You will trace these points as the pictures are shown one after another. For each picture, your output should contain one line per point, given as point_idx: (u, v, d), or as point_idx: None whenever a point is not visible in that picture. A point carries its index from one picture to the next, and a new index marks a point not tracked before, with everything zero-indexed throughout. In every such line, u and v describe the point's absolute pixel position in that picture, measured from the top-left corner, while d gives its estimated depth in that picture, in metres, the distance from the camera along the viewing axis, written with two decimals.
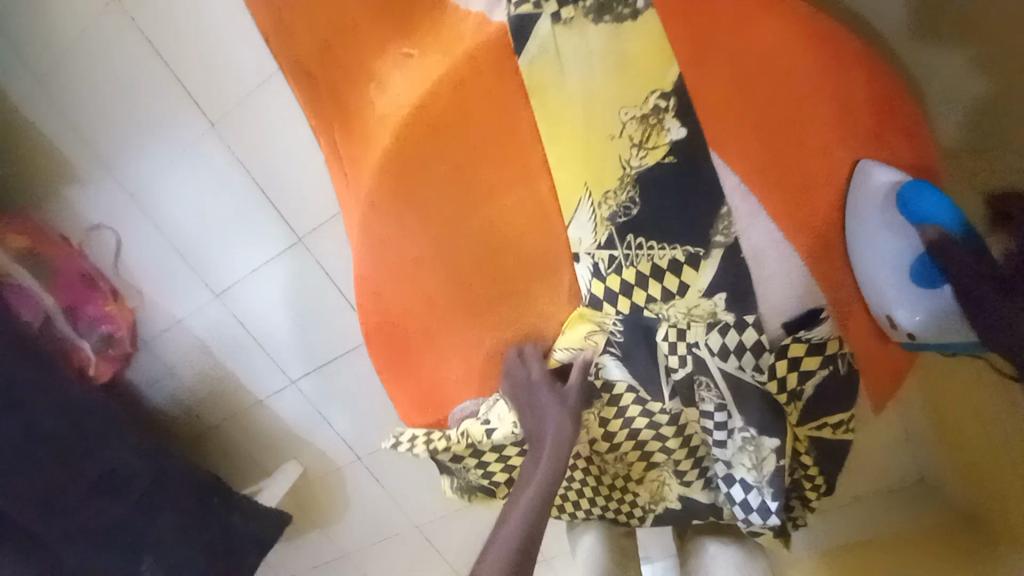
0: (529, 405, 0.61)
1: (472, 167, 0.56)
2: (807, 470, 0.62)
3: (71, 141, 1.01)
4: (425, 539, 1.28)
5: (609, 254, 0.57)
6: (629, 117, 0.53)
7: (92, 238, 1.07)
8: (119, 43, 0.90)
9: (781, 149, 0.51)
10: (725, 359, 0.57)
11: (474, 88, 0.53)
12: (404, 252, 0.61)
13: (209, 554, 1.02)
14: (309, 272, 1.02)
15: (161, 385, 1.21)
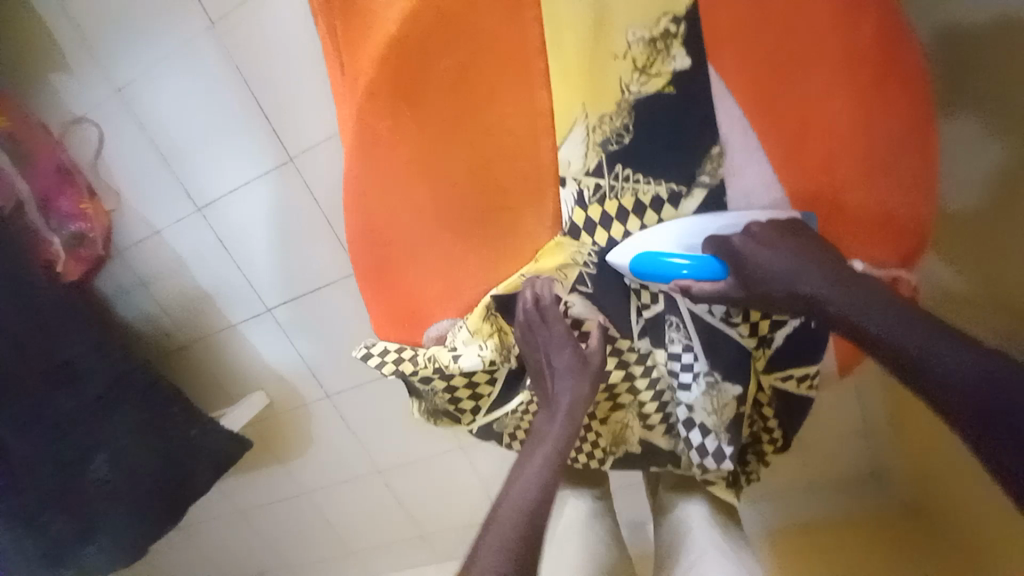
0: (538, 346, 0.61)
1: (470, 73, 0.56)
2: (766, 423, 0.64)
3: (57, 28, 0.96)
4: (387, 484, 1.28)
5: (594, 182, 0.55)
6: (636, 38, 0.52)
7: (73, 132, 1.03)
8: None
9: (790, 81, 0.51)
10: (694, 301, 0.59)
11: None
12: (394, 154, 0.60)
13: (166, 462, 1.01)
14: (297, 194, 0.99)
15: (130, 298, 1.18)
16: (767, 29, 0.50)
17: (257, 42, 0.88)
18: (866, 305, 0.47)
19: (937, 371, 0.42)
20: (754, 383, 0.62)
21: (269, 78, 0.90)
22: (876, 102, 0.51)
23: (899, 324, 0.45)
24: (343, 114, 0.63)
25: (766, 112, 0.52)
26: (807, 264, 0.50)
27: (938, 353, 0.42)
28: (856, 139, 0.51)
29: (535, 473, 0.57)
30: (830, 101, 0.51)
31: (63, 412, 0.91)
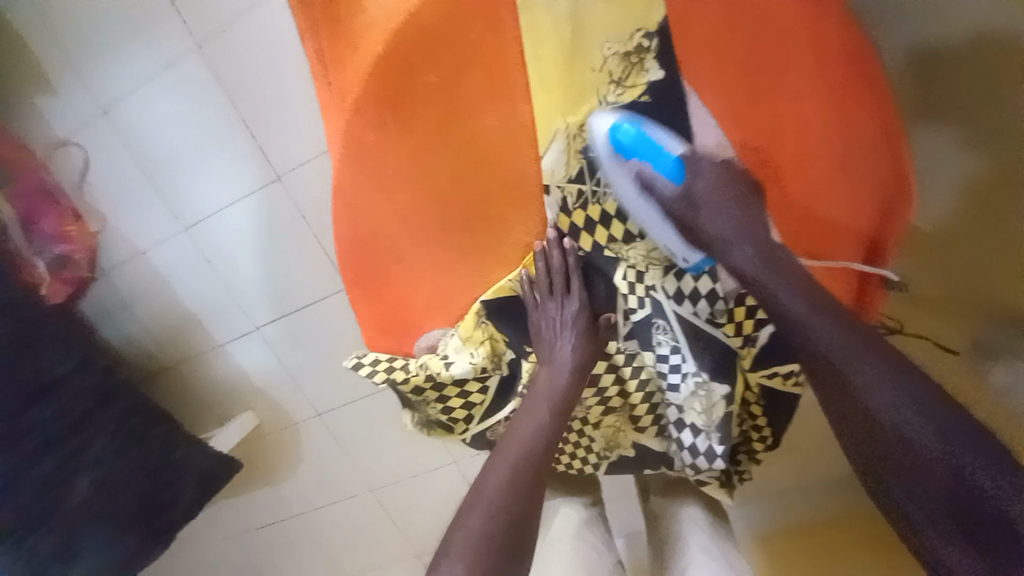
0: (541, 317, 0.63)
1: (456, 84, 0.57)
2: (755, 420, 0.65)
3: (42, 53, 0.97)
4: (379, 503, 1.26)
5: (576, 188, 0.58)
6: (611, 53, 0.54)
7: (57, 154, 1.03)
8: None
9: (759, 85, 0.54)
10: (679, 303, 0.60)
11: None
12: (384, 165, 0.61)
13: (150, 483, 1.00)
14: (284, 212, 1.00)
15: (114, 320, 1.16)
16: (739, 35, 0.53)
17: (245, 61, 0.90)
18: (860, 355, 0.51)
19: (910, 437, 0.48)
20: (742, 381, 0.62)
21: (256, 96, 0.92)
22: (845, 104, 0.54)
23: (886, 381, 0.50)
24: (330, 129, 0.63)
25: (740, 110, 0.55)
26: (796, 294, 0.54)
27: (914, 417, 0.48)
28: (825, 136, 0.54)
29: (512, 464, 0.59)
30: (802, 101, 0.54)
31: (46, 435, 0.89)
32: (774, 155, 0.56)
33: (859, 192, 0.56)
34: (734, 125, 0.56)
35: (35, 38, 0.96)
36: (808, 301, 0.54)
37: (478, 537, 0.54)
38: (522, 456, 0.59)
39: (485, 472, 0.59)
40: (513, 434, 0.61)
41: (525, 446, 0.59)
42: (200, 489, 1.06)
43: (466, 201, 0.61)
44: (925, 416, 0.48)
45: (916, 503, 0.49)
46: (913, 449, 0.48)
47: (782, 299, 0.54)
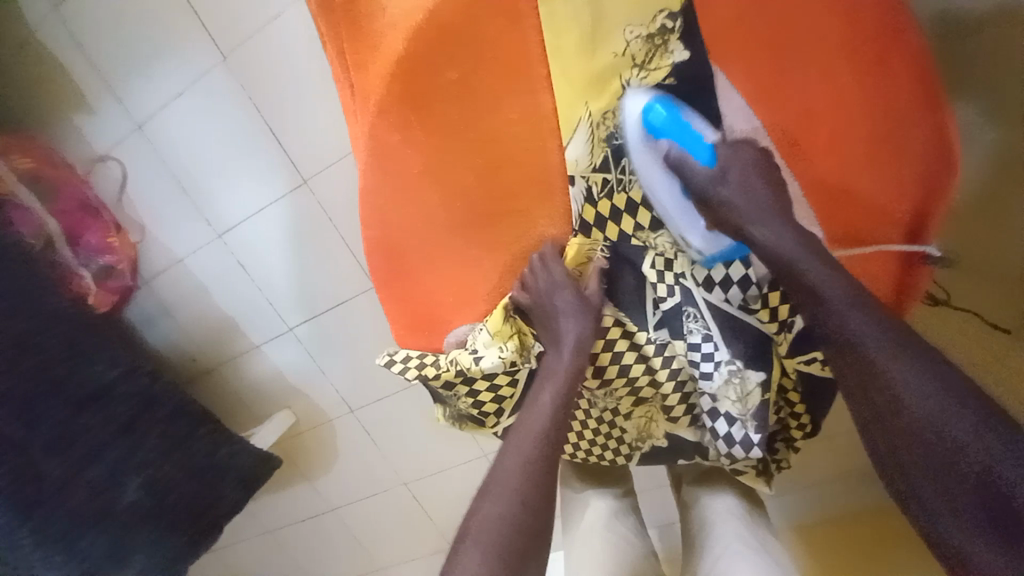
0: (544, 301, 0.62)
1: (476, 81, 0.57)
2: (794, 408, 0.64)
3: (80, 74, 1.02)
4: (412, 496, 1.29)
5: (601, 177, 0.58)
6: (633, 36, 0.53)
7: (97, 168, 1.08)
8: None
9: (794, 68, 0.52)
10: (710, 291, 0.59)
11: None
12: (408, 166, 0.61)
13: (199, 481, 1.04)
14: (311, 215, 1.02)
15: (157, 326, 1.22)
16: (771, 23, 0.51)
17: (268, 69, 0.92)
18: (919, 366, 0.46)
19: (946, 444, 0.44)
20: (778, 367, 0.61)
21: (282, 100, 0.94)
22: (876, 84, 0.52)
23: (932, 390, 0.45)
24: (355, 132, 0.64)
25: (773, 104, 0.54)
26: (840, 279, 0.50)
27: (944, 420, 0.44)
28: (859, 121, 0.53)
29: (528, 455, 0.57)
30: (834, 88, 0.52)
31: (100, 435, 0.95)
32: (810, 137, 0.54)
33: (895, 172, 0.55)
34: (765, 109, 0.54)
35: (73, 60, 1.01)
36: (853, 292, 0.50)
37: (494, 534, 0.53)
38: (538, 444, 0.58)
39: (499, 464, 0.58)
40: (525, 421, 0.60)
41: (540, 433, 0.58)
42: (243, 489, 1.09)
43: (490, 197, 0.61)
44: (954, 419, 0.44)
45: (944, 496, 0.44)
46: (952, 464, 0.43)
47: (825, 285, 0.50)
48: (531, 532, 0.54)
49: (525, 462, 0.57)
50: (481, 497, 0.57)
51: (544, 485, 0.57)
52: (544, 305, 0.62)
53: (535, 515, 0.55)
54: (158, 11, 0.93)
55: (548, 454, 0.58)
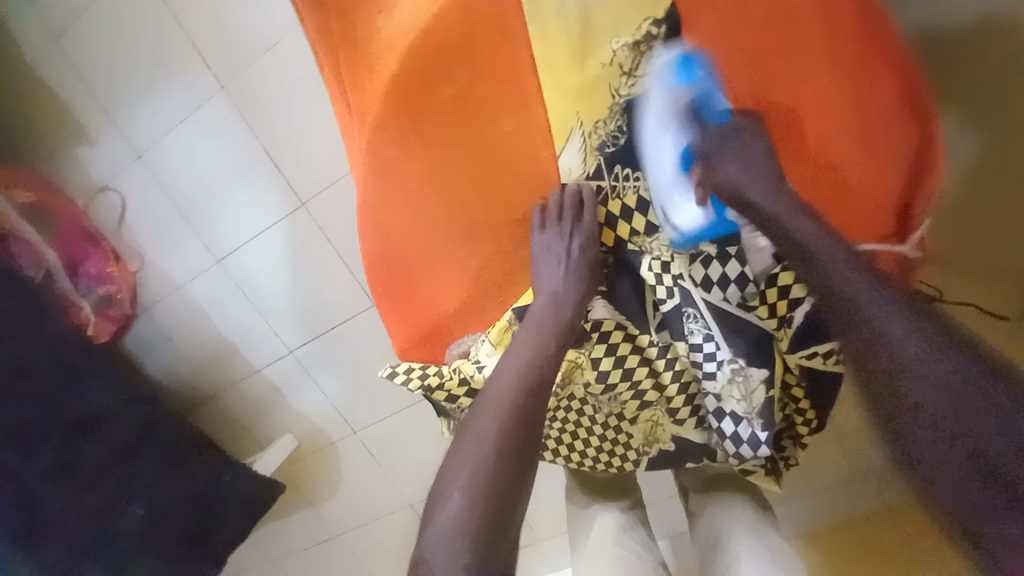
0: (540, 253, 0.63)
1: (471, 93, 0.58)
2: (799, 405, 0.64)
3: (80, 106, 1.05)
4: (417, 518, 1.26)
5: (595, 185, 0.61)
6: (620, 45, 0.55)
7: (97, 199, 1.09)
8: (135, 6, 0.94)
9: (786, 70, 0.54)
10: (709, 290, 0.60)
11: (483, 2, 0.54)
12: (407, 180, 0.62)
13: (199, 507, 1.01)
14: (310, 236, 1.03)
15: (156, 352, 1.21)
16: (766, 34, 0.54)
17: (264, 93, 0.94)
18: (913, 331, 0.45)
19: (937, 404, 0.43)
20: (781, 364, 0.62)
21: (280, 122, 0.95)
22: (867, 97, 0.55)
23: (926, 360, 0.44)
24: (352, 149, 0.65)
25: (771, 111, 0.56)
26: (830, 246, 0.52)
27: (946, 388, 0.43)
28: (851, 126, 0.56)
29: (501, 399, 0.56)
30: (828, 96, 0.55)
31: (102, 462, 0.93)
32: (801, 129, 0.57)
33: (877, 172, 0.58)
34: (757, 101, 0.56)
35: (73, 93, 1.04)
36: (846, 263, 0.51)
37: (475, 478, 0.52)
38: (515, 388, 0.57)
39: (474, 414, 0.57)
40: (500, 369, 0.59)
41: (517, 377, 0.58)
42: (245, 514, 1.07)
43: (488, 209, 0.63)
44: (953, 383, 0.42)
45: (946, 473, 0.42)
46: (953, 420, 0.42)
47: (811, 243, 0.52)
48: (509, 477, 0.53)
49: (504, 406, 0.56)
50: (461, 442, 0.56)
51: (522, 431, 0.55)
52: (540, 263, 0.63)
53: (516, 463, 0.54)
54: (154, 43, 0.96)
55: (525, 400, 0.57)
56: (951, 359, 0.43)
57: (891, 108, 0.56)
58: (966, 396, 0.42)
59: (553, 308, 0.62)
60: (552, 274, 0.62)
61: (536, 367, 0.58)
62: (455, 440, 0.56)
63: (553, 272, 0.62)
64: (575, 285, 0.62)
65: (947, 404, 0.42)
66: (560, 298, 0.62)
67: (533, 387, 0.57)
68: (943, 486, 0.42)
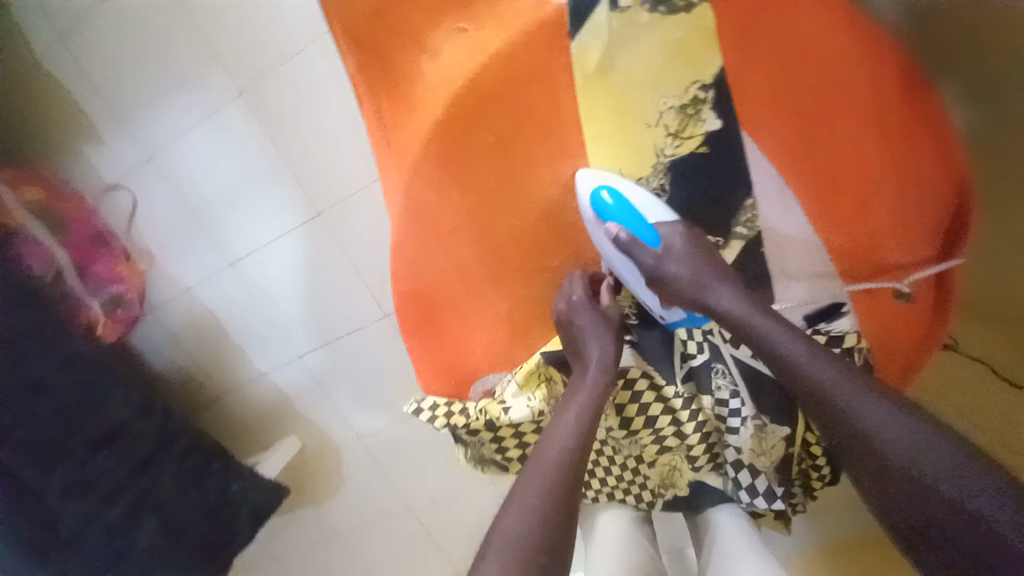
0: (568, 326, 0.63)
1: (514, 143, 0.57)
2: (815, 461, 0.65)
3: (93, 103, 1.02)
4: (419, 524, 1.28)
5: None
6: (667, 106, 0.54)
7: (108, 198, 1.07)
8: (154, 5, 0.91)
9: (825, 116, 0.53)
10: (737, 347, 0.62)
11: (534, 57, 0.54)
12: (443, 224, 0.61)
13: (211, 522, 1.01)
14: (327, 247, 1.02)
15: (162, 351, 1.20)
16: (774, 62, 0.52)
17: (286, 102, 0.91)
18: (928, 443, 0.46)
19: (914, 480, 0.45)
20: (803, 423, 0.63)
21: (301, 134, 0.93)
22: (908, 125, 0.52)
23: (893, 439, 0.47)
24: (388, 186, 0.63)
25: (800, 149, 0.54)
26: (785, 332, 0.55)
27: (917, 461, 0.46)
28: (888, 157, 0.53)
29: (550, 467, 0.56)
30: (852, 117, 0.52)
31: (115, 479, 0.92)
32: (829, 168, 0.54)
33: (919, 201, 0.54)
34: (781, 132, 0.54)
35: (85, 89, 1.01)
36: (858, 386, 0.50)
37: (520, 551, 0.50)
38: (564, 454, 0.56)
39: (521, 480, 0.56)
40: (549, 433, 0.59)
41: (561, 443, 0.57)
42: (256, 525, 1.07)
43: (523, 255, 0.63)
44: (922, 455, 0.46)
45: (935, 551, 0.45)
46: (927, 498, 0.45)
47: (782, 343, 0.54)
48: (552, 550, 0.51)
49: (552, 472, 0.55)
50: (503, 512, 0.54)
51: (567, 501, 0.54)
52: (568, 317, 0.62)
53: (557, 535, 0.52)
54: (172, 44, 0.93)
55: (572, 469, 0.56)
56: (967, 467, 0.44)
57: (923, 136, 0.53)
58: (937, 462, 0.45)
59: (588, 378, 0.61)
60: (586, 345, 0.62)
61: (580, 435, 0.57)
62: (496, 512, 0.55)
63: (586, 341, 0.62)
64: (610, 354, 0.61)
65: (940, 481, 0.44)
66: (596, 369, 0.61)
67: (580, 455, 0.57)
68: (930, 553, 0.46)
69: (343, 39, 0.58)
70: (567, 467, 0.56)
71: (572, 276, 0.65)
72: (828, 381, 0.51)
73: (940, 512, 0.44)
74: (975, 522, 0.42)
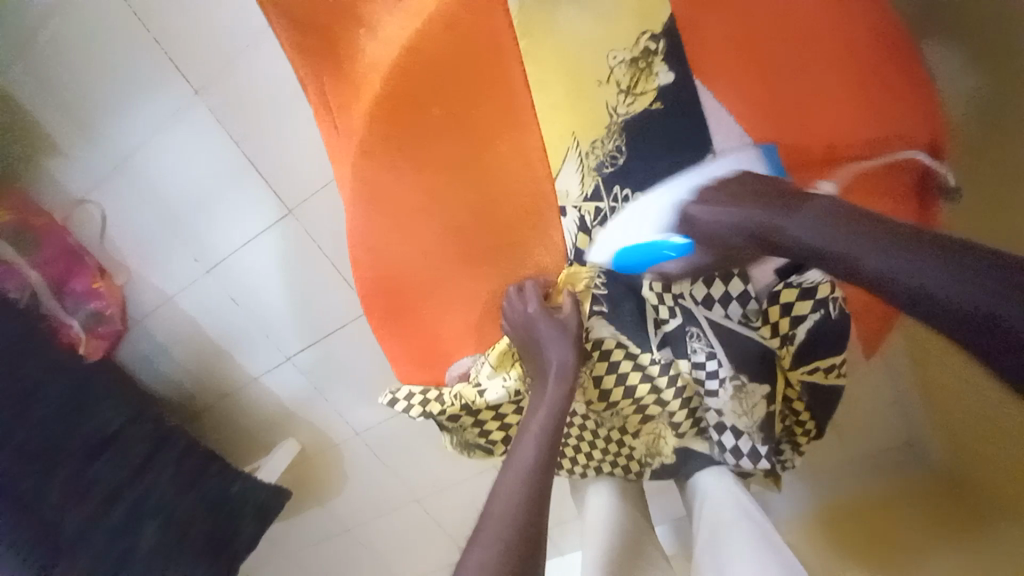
0: (528, 338, 0.62)
1: (461, 114, 0.55)
2: (799, 416, 0.64)
3: (49, 116, 1.00)
4: (425, 512, 1.29)
5: (594, 205, 0.57)
6: (618, 61, 0.53)
7: (77, 212, 1.05)
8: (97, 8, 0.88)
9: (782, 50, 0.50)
10: (710, 309, 0.60)
11: (473, 16, 0.51)
12: (396, 206, 0.60)
13: (215, 517, 1.03)
14: (301, 243, 1.00)
15: (151, 363, 1.20)
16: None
17: (241, 96, 0.89)
18: (915, 261, 0.41)
19: (909, 283, 0.41)
20: (782, 380, 0.63)
21: (262, 130, 0.91)
22: (866, 59, 0.52)
23: (889, 256, 0.42)
24: (340, 170, 0.62)
25: (763, 81, 0.52)
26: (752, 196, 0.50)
27: (910, 263, 0.41)
28: (848, 93, 0.51)
29: (514, 489, 0.54)
30: (808, 40, 0.51)
31: (112, 484, 0.94)
32: (791, 94, 0.52)
33: (896, 123, 0.52)
34: (740, 70, 0.52)
35: (39, 103, 0.99)
36: (819, 222, 0.47)
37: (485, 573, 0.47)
38: (527, 475, 0.55)
39: (487, 507, 0.54)
40: (514, 457, 0.57)
41: (525, 462, 0.56)
42: (260, 522, 1.07)
43: (484, 233, 0.61)
44: (916, 259, 0.41)
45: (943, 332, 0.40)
46: (931, 299, 0.40)
47: (751, 203, 0.50)
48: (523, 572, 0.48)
49: (516, 491, 0.54)
50: (471, 542, 0.51)
51: (536, 517, 0.52)
52: (528, 331, 0.62)
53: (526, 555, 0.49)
54: (120, 47, 0.90)
55: (538, 489, 0.54)
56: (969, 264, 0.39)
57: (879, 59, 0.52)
58: (926, 260, 0.41)
59: (551, 390, 0.60)
60: (544, 358, 0.61)
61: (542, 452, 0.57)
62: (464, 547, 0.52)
63: (544, 354, 0.61)
64: (569, 365, 0.60)
65: (936, 281, 0.40)
66: (554, 383, 0.60)
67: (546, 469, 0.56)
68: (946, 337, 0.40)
69: (279, 21, 0.57)
70: (531, 484, 0.55)
71: (519, 286, 0.64)
72: (803, 222, 0.47)
73: (945, 311, 0.39)
74: (976, 310, 0.38)
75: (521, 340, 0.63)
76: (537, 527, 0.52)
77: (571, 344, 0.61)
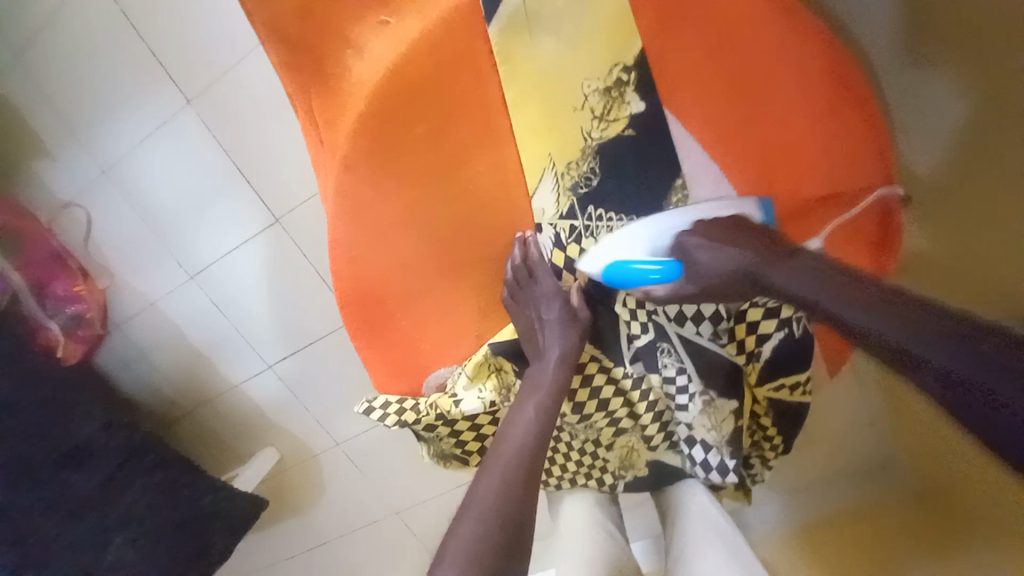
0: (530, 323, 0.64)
1: (444, 134, 0.58)
2: (766, 432, 0.67)
3: (40, 121, 1.01)
4: (403, 525, 1.28)
5: (569, 224, 0.60)
6: (592, 90, 0.55)
7: (63, 216, 1.06)
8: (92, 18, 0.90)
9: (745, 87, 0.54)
10: (681, 325, 0.62)
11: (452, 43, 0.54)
12: (381, 219, 0.61)
13: (184, 534, 1.00)
14: (286, 253, 1.01)
15: (131, 368, 1.19)
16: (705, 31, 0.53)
17: (231, 108, 0.91)
18: (928, 335, 0.41)
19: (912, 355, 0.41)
20: (750, 396, 0.65)
21: (252, 142, 0.93)
22: (833, 93, 0.54)
23: (895, 324, 0.43)
24: (326, 182, 0.64)
25: (731, 115, 0.56)
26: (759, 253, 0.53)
27: (916, 334, 0.41)
28: (814, 125, 0.55)
29: (501, 470, 0.56)
30: (780, 75, 0.53)
31: (83, 496, 0.93)
32: (758, 127, 0.56)
33: (850, 167, 0.57)
34: (710, 99, 0.55)
35: (32, 109, 1.01)
36: (825, 286, 0.48)
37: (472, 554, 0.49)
38: (515, 459, 0.57)
39: (476, 484, 0.56)
40: (504, 439, 0.60)
41: (515, 446, 0.58)
42: (233, 535, 1.06)
43: (464, 246, 0.63)
44: (925, 332, 0.41)
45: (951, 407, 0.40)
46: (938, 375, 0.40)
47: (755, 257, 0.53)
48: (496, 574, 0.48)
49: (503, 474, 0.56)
50: (461, 517, 0.54)
51: (522, 500, 0.55)
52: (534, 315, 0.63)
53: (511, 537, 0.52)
54: (114, 57, 0.92)
55: (525, 473, 0.56)
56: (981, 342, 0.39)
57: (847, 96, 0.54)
58: (938, 336, 0.40)
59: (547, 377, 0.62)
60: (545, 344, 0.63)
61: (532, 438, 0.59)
62: (448, 527, 0.54)
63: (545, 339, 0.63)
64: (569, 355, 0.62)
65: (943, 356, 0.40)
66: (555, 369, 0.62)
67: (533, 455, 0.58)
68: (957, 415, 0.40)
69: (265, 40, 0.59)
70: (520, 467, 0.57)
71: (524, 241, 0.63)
72: (808, 282, 0.49)
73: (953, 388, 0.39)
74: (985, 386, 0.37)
75: (524, 322, 0.64)
76: (523, 509, 0.54)
77: (571, 334, 0.62)
